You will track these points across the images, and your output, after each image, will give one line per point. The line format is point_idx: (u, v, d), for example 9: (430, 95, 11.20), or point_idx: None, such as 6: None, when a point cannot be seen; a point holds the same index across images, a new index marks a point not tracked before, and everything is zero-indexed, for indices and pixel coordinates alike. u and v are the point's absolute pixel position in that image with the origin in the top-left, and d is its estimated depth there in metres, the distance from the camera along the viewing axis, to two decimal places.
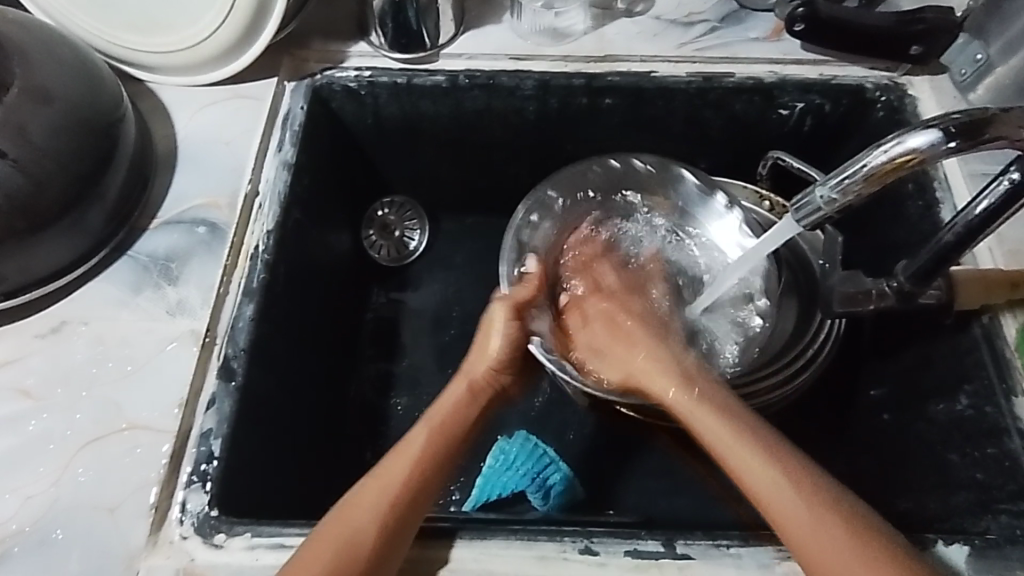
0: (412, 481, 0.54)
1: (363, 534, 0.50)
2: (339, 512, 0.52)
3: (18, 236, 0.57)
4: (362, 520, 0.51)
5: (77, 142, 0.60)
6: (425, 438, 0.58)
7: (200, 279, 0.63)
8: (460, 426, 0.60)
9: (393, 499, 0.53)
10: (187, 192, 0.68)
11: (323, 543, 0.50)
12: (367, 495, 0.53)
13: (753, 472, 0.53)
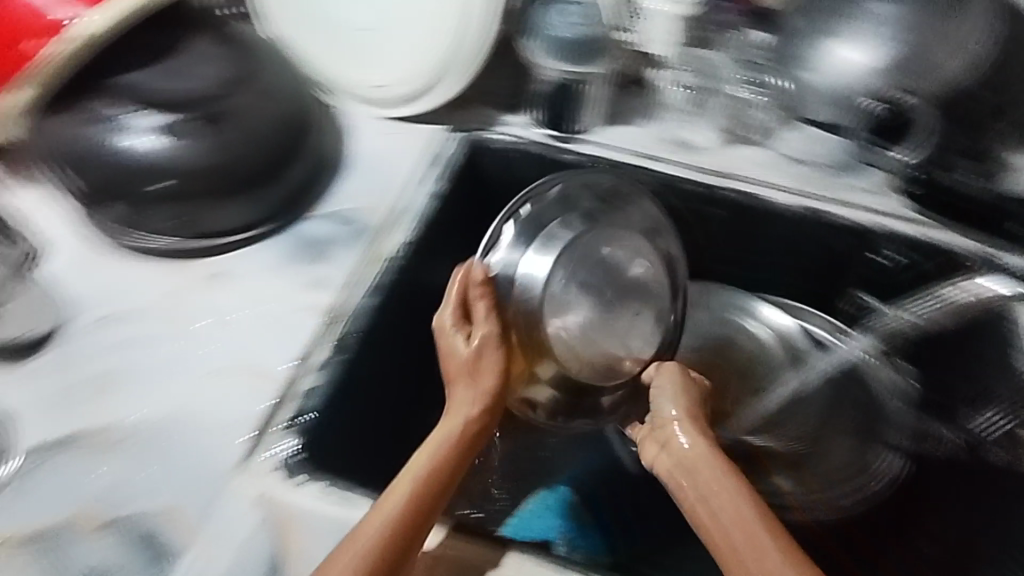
0: (383, 543, 0.51)
1: (375, 551, 0.51)
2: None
3: (214, 193, 0.70)
4: (371, 531, 0.52)
5: (275, 133, 0.73)
6: (423, 468, 0.57)
7: (342, 265, 0.74)
8: (456, 458, 0.59)
9: (406, 518, 0.53)
10: (346, 194, 0.80)
11: (342, 556, 0.51)
12: (341, 561, 0.50)
13: (769, 563, 0.49)
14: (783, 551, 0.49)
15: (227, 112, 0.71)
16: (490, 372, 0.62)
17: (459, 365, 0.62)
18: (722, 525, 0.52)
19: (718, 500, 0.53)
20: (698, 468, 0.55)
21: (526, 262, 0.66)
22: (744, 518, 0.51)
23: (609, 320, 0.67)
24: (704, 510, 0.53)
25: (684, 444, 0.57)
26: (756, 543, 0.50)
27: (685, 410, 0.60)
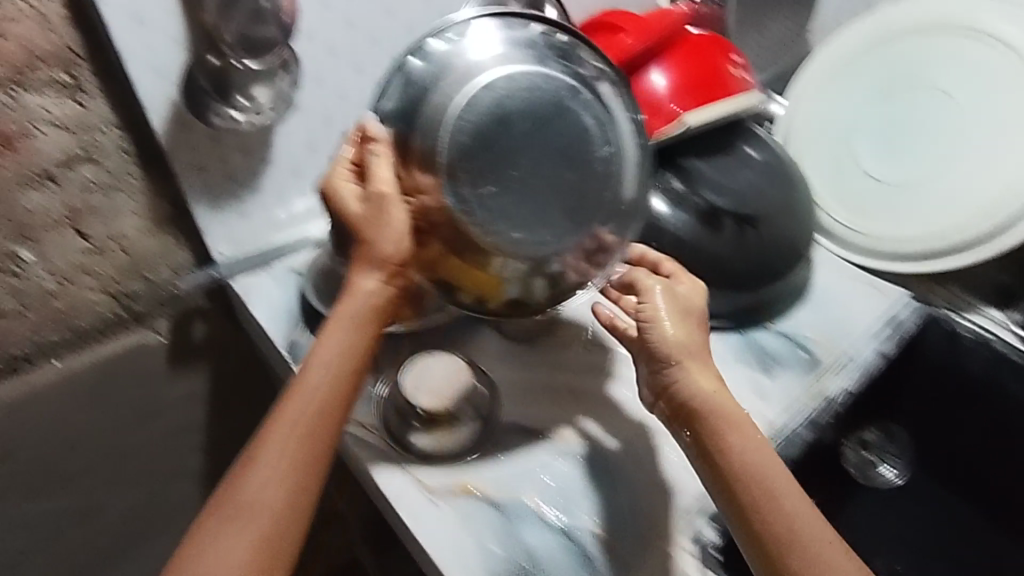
0: (301, 454, 0.56)
1: (280, 482, 0.55)
2: (244, 515, 0.54)
3: (719, 280, 0.76)
4: (277, 464, 0.55)
5: (786, 252, 0.77)
6: (326, 385, 0.58)
7: (786, 388, 0.76)
8: (358, 345, 0.59)
9: (302, 432, 0.56)
10: (803, 323, 0.83)
11: (268, 480, 0.55)
12: (257, 476, 0.55)
13: (796, 507, 0.56)
14: (765, 455, 0.59)
15: (764, 221, 0.76)
16: (390, 233, 0.58)
17: (357, 220, 0.58)
18: (760, 473, 0.58)
19: (728, 424, 0.60)
20: (719, 430, 0.60)
21: (425, 57, 0.60)
22: (770, 460, 0.59)
23: (498, 119, 0.58)
24: (734, 453, 0.59)
25: (685, 359, 0.63)
26: (768, 473, 0.58)
27: (689, 326, 0.65)
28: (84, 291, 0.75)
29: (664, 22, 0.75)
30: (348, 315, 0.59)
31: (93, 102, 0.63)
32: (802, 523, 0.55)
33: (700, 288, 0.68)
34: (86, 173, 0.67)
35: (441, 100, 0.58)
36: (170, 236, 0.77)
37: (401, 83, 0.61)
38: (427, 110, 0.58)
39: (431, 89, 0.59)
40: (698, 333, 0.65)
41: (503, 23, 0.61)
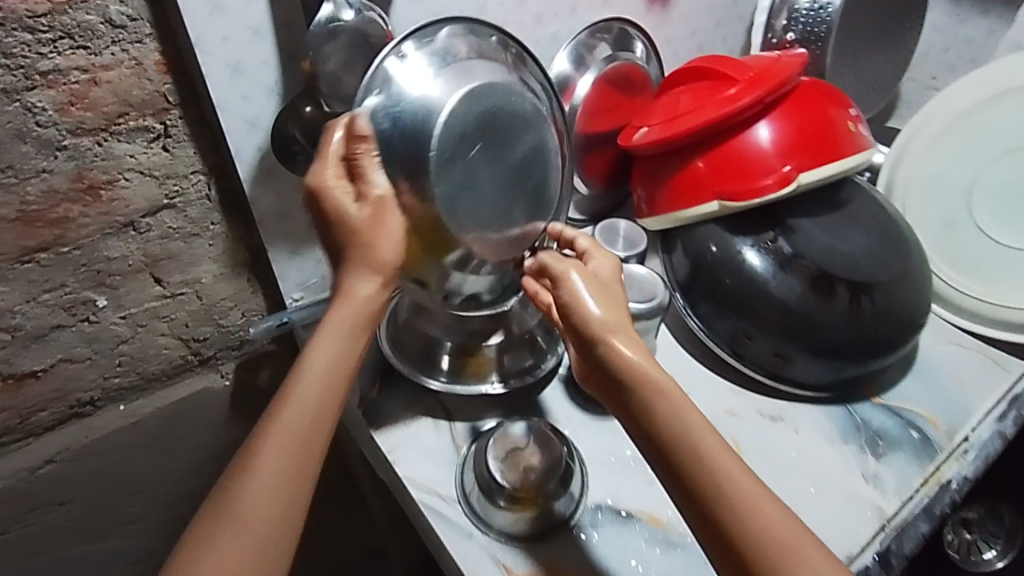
0: (292, 472, 0.51)
1: (273, 502, 0.49)
2: (235, 525, 0.48)
3: (830, 353, 0.70)
4: (265, 478, 0.50)
5: (901, 326, 0.71)
6: (318, 400, 0.52)
7: (901, 471, 0.69)
8: (353, 353, 0.54)
9: (295, 445, 0.51)
10: (913, 398, 0.76)
11: (257, 497, 0.49)
12: (252, 490, 0.49)
13: (719, 456, 0.50)
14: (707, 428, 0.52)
15: (880, 289, 0.70)
16: (388, 246, 0.54)
17: (349, 232, 0.53)
18: (696, 448, 0.50)
19: (662, 393, 0.53)
20: (656, 412, 0.52)
21: (400, 86, 0.55)
22: (705, 426, 0.52)
23: (484, 138, 0.57)
24: (657, 417, 0.52)
25: (610, 338, 0.55)
26: (708, 450, 0.50)
27: (603, 292, 0.58)
28: (155, 338, 0.72)
29: (776, 69, 0.70)
30: (338, 314, 0.54)
31: (180, 149, 0.60)
32: (759, 517, 0.48)
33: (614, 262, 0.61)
34: (167, 221, 0.64)
35: (378, 102, 0.54)
36: (246, 282, 0.75)
37: (388, 126, 0.54)
38: (424, 138, 0.54)
39: (412, 111, 0.54)
40: (621, 313, 0.57)
41: (447, 35, 0.58)
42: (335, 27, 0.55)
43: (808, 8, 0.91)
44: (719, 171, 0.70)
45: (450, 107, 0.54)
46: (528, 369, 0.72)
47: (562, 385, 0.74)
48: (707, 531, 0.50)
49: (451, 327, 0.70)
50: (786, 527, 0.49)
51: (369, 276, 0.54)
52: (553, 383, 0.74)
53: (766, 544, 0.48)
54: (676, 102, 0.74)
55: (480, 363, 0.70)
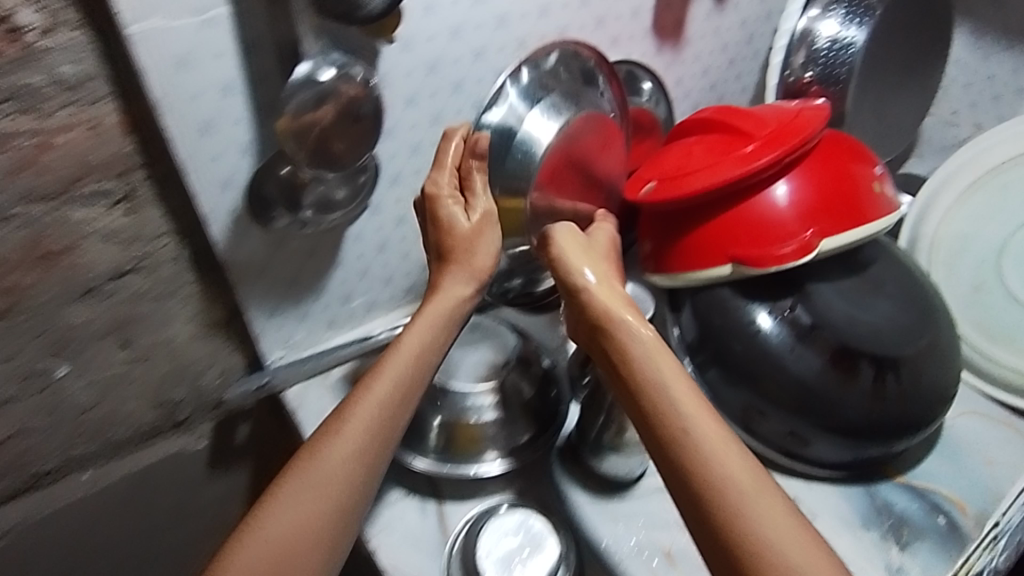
0: (368, 442, 0.55)
1: (349, 460, 0.54)
2: (320, 475, 0.53)
3: (851, 433, 0.65)
4: (353, 438, 0.54)
5: (928, 405, 0.66)
6: (399, 379, 0.57)
7: (928, 564, 0.64)
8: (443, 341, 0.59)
9: (382, 414, 0.56)
10: (937, 478, 0.71)
11: (343, 451, 0.54)
12: (337, 448, 0.54)
13: (709, 431, 0.47)
14: (698, 398, 0.49)
15: (908, 368, 0.65)
16: (487, 252, 0.59)
17: (456, 237, 0.58)
18: (683, 420, 0.48)
19: (652, 358, 0.50)
20: (629, 355, 0.51)
21: (512, 108, 0.62)
22: (697, 396, 0.49)
23: (565, 159, 0.65)
24: (647, 385, 0.50)
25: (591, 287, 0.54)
26: (699, 423, 0.48)
27: (592, 251, 0.57)
28: (123, 405, 0.67)
29: (797, 126, 0.64)
30: (431, 304, 0.59)
31: (146, 213, 0.56)
32: (722, 465, 0.46)
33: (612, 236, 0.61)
34: (132, 286, 0.59)
35: (499, 118, 0.62)
36: (222, 342, 0.69)
37: (499, 138, 0.62)
38: (524, 159, 0.63)
39: (519, 134, 0.62)
40: (609, 271, 0.56)
41: (555, 64, 0.65)
42: (315, 88, 0.50)
43: (828, 45, 0.85)
44: (731, 233, 0.65)
45: (550, 140, 0.63)
46: (524, 445, 0.66)
47: (559, 461, 0.69)
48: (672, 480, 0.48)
49: (442, 391, 0.65)
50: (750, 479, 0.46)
51: (461, 271, 0.58)
52: (550, 459, 0.69)
53: (725, 489, 0.46)
54: (686, 153, 0.68)
55: (471, 435, 0.65)
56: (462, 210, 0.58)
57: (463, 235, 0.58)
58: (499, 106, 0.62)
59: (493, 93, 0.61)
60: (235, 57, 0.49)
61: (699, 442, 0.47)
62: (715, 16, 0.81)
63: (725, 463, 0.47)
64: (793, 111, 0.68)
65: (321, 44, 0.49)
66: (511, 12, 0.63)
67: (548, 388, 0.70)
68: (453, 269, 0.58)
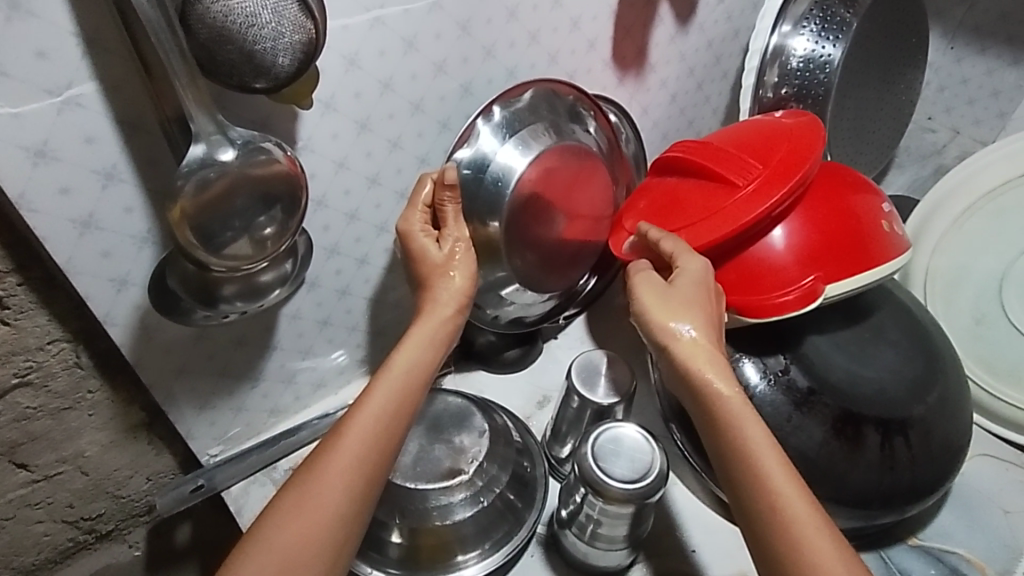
0: (367, 456, 0.46)
1: (336, 494, 0.44)
2: (302, 509, 0.44)
3: (860, 505, 0.59)
4: (339, 466, 0.45)
5: (937, 464, 0.60)
6: (402, 387, 0.49)
7: None
8: (435, 357, 0.51)
9: (374, 436, 0.47)
10: (953, 538, 0.65)
11: (330, 479, 0.45)
12: (325, 478, 0.45)
13: (798, 516, 0.43)
14: (791, 478, 0.45)
15: (916, 427, 0.59)
16: (465, 277, 0.53)
17: (430, 269, 0.53)
18: (768, 495, 0.44)
19: (742, 427, 0.46)
20: (713, 410, 0.47)
21: (486, 143, 0.58)
22: (790, 474, 0.45)
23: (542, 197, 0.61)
24: (735, 455, 0.46)
25: (682, 341, 0.49)
26: (788, 506, 0.44)
27: (687, 294, 0.51)
28: (30, 526, 0.59)
29: (793, 156, 0.58)
30: (432, 309, 0.52)
31: (27, 321, 0.48)
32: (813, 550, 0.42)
33: (704, 265, 0.53)
34: (21, 400, 0.52)
35: (469, 156, 0.58)
36: (145, 445, 0.61)
37: (470, 176, 0.57)
38: (497, 194, 0.58)
39: (493, 169, 0.58)
40: (705, 316, 0.50)
41: (532, 100, 0.60)
42: (209, 171, 0.41)
43: (801, 63, 0.79)
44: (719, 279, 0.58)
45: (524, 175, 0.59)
46: (497, 543, 0.59)
47: (540, 549, 0.61)
48: (756, 548, 0.45)
49: (400, 505, 0.56)
50: (842, 565, 0.42)
51: (437, 294, 0.52)
52: (530, 548, 0.61)
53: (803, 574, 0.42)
54: (674, 195, 0.61)
55: (438, 544, 0.57)
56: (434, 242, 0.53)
57: (432, 268, 0.53)
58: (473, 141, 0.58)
59: (462, 132, 0.58)
60: (114, 140, 0.42)
61: (785, 522, 0.43)
62: (679, 39, 0.74)
63: (814, 553, 0.42)
64: (785, 133, 0.61)
65: (219, 119, 0.41)
66: (449, 59, 0.56)
67: (522, 462, 0.62)
68: (426, 295, 0.52)
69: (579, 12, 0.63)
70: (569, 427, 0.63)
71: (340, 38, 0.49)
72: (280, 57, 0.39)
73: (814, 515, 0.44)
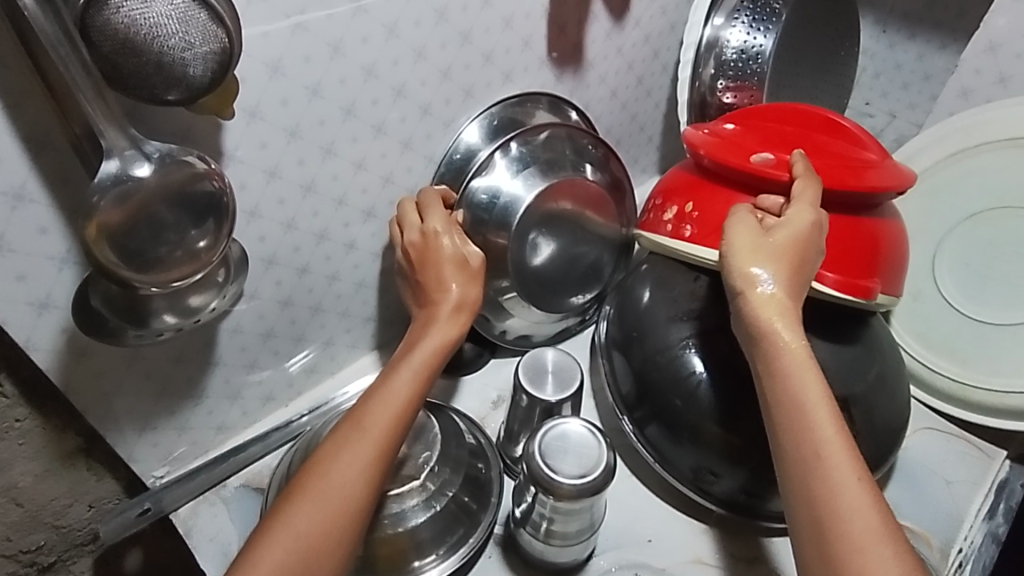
0: (387, 448, 0.49)
1: (351, 483, 0.46)
2: (320, 498, 0.46)
3: None
4: (353, 459, 0.47)
5: (879, 441, 0.62)
6: (415, 382, 0.52)
7: None
8: (444, 351, 0.54)
9: (386, 429, 0.49)
10: (901, 510, 0.67)
11: (344, 469, 0.47)
12: (344, 467, 0.47)
13: (844, 476, 0.44)
14: (843, 440, 0.46)
15: (857, 406, 0.61)
16: (470, 297, 0.57)
17: (443, 270, 0.57)
18: (814, 454, 0.46)
19: (802, 386, 0.48)
20: (775, 366, 0.49)
21: (499, 173, 0.65)
22: (843, 436, 0.46)
23: (555, 216, 0.67)
24: (794, 412, 0.47)
25: (761, 292, 0.51)
26: (839, 467, 0.45)
27: (779, 243, 0.52)
28: None
29: (862, 162, 0.64)
30: (438, 318, 0.55)
31: None
32: (846, 495, 0.44)
33: (813, 220, 0.54)
34: None
35: (486, 184, 0.65)
36: (84, 473, 0.59)
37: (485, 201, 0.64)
38: (508, 217, 0.64)
39: (504, 197, 0.64)
40: (788, 269, 0.52)
41: (549, 137, 0.67)
42: (125, 186, 0.40)
43: (737, 55, 0.80)
44: None
45: (535, 200, 0.65)
46: (453, 547, 0.59)
47: (498, 549, 0.61)
48: (791, 496, 0.46)
49: None
50: (877, 515, 0.43)
51: (440, 303, 0.56)
52: (488, 549, 0.61)
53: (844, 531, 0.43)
54: (756, 146, 0.65)
55: (393, 552, 0.56)
56: (453, 240, 0.58)
57: (449, 273, 0.56)
58: (484, 173, 0.65)
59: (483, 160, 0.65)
60: (20, 160, 0.40)
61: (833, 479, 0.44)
62: (616, 35, 0.75)
63: (854, 513, 0.43)
64: (875, 153, 0.67)
65: (132, 135, 0.40)
66: (378, 62, 0.55)
67: (477, 464, 0.62)
68: (438, 307, 0.56)
69: (511, 11, 0.63)
70: (521, 426, 0.63)
71: (260, 45, 0.48)
72: (191, 67, 0.38)
73: (860, 479, 0.45)
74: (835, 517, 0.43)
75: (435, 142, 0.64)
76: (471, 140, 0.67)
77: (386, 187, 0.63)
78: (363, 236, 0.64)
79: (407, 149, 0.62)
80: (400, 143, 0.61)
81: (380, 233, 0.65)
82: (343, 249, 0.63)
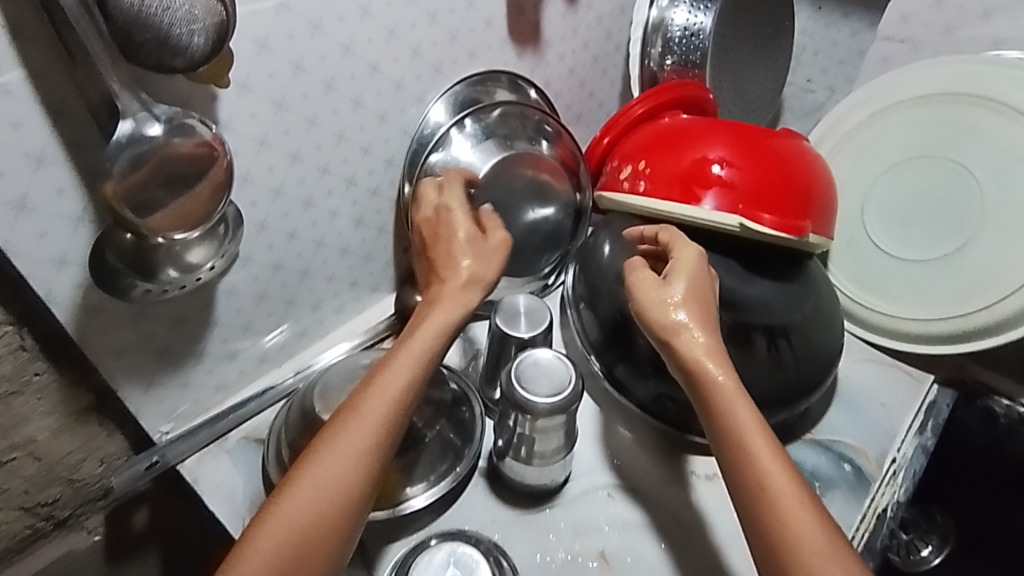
0: (381, 435, 0.52)
1: (345, 475, 0.50)
2: (314, 494, 0.49)
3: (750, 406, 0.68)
4: (345, 456, 0.51)
5: (817, 364, 0.70)
6: (415, 367, 0.55)
7: (840, 512, 0.68)
8: (443, 333, 0.57)
9: (376, 426, 0.52)
10: (842, 430, 0.75)
11: (338, 464, 0.50)
12: (336, 464, 0.50)
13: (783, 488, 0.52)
14: (775, 456, 0.53)
15: (796, 335, 0.69)
16: (489, 266, 0.60)
17: (469, 248, 0.60)
18: (752, 470, 0.53)
19: (736, 409, 0.55)
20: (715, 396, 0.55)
21: (456, 147, 0.71)
22: (774, 452, 0.54)
23: (511, 188, 0.73)
24: (738, 438, 0.54)
25: (687, 339, 0.57)
26: (774, 478, 0.52)
27: (683, 294, 0.59)
28: None
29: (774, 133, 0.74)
30: (447, 292, 0.58)
31: None
32: (786, 504, 0.51)
33: (697, 253, 0.61)
34: None
35: (441, 158, 0.71)
36: (96, 428, 0.63)
37: (444, 173, 0.71)
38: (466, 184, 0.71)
39: (461, 167, 0.71)
40: (700, 308, 0.58)
41: (502, 114, 0.74)
42: (140, 145, 0.45)
43: (681, 32, 0.88)
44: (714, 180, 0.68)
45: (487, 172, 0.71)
46: (441, 475, 0.65)
47: (483, 479, 0.68)
48: (745, 520, 0.53)
49: None
50: (815, 522, 0.50)
51: (446, 283, 0.58)
52: (473, 479, 0.68)
53: (786, 534, 0.50)
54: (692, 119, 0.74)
55: (388, 480, 0.62)
56: (480, 226, 0.63)
57: (465, 248, 0.60)
58: (438, 152, 0.72)
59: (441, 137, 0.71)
60: (44, 126, 0.46)
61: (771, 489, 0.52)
62: (571, 16, 0.82)
63: (794, 516, 0.50)
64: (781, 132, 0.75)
65: (142, 98, 0.45)
66: (355, 40, 0.61)
67: (460, 407, 0.68)
68: (443, 285, 0.58)
69: None
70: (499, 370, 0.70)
71: (249, 23, 0.53)
72: (195, 37, 0.44)
73: (796, 489, 0.52)
74: (784, 538, 0.50)
75: (409, 115, 0.70)
76: (439, 116, 0.73)
77: (365, 156, 0.68)
78: (345, 204, 0.70)
79: (383, 122, 0.68)
80: (377, 116, 0.67)
81: (360, 201, 0.71)
82: (328, 217, 0.69)
